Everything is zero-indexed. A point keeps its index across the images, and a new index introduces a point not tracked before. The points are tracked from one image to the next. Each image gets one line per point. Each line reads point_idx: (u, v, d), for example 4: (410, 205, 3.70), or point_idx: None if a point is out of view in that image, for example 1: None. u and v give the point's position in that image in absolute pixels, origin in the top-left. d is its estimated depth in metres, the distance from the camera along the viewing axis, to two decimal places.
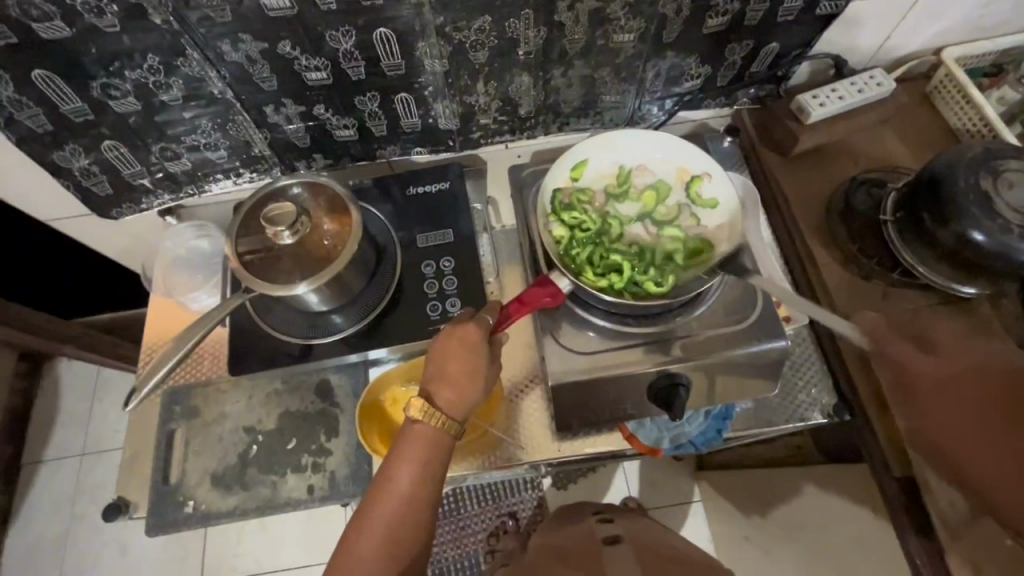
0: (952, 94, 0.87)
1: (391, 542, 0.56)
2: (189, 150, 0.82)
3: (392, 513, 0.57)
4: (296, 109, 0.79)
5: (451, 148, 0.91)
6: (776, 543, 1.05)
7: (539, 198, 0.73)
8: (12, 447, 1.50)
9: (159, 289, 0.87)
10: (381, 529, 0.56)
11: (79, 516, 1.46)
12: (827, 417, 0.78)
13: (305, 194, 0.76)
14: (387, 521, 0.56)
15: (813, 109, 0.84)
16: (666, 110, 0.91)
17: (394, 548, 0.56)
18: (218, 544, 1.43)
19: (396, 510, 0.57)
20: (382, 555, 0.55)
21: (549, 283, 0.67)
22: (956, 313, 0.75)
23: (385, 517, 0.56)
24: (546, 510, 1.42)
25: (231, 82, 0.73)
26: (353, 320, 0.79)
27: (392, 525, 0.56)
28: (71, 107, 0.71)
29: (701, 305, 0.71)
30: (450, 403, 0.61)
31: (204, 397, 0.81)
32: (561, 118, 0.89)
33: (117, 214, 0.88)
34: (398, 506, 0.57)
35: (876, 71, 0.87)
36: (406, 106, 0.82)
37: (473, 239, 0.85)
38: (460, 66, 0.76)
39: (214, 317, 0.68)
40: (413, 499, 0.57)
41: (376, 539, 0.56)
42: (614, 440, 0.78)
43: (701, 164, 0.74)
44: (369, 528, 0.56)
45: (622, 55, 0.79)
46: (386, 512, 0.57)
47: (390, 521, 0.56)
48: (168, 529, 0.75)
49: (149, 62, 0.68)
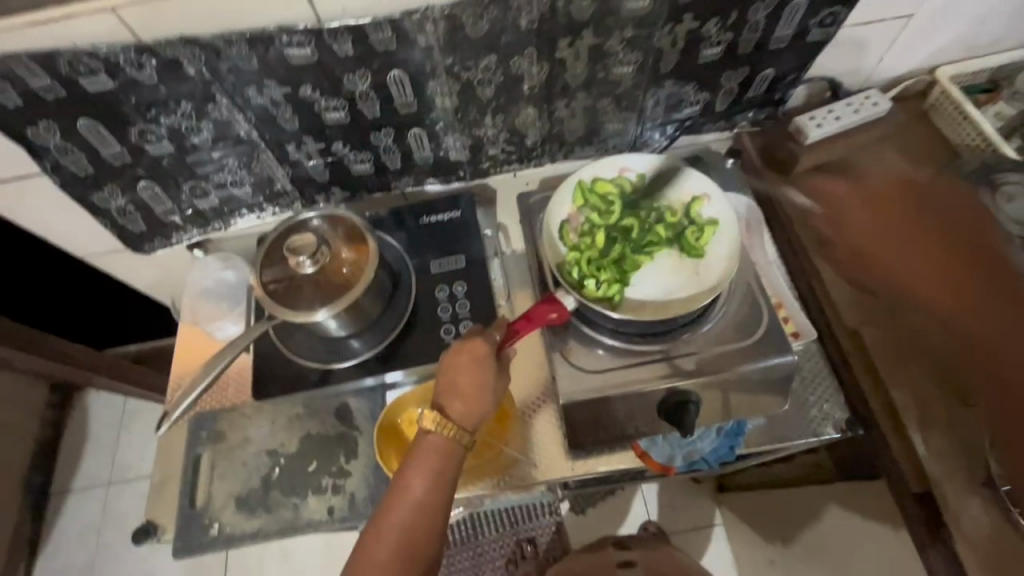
0: (950, 110, 0.89)
1: (403, 550, 0.57)
2: (216, 188, 0.87)
3: (406, 521, 0.58)
4: (315, 146, 0.84)
5: (462, 178, 0.95)
6: (801, 566, 1.03)
7: (545, 227, 0.76)
8: (42, 476, 1.54)
9: (187, 319, 0.91)
10: (395, 536, 0.58)
11: (107, 544, 1.49)
12: (841, 431, 0.78)
13: (325, 225, 0.80)
14: (403, 528, 0.58)
15: (811, 130, 0.88)
16: (668, 135, 0.94)
17: (408, 555, 0.57)
18: (238, 572, 1.44)
19: (410, 516, 0.58)
20: (397, 561, 0.57)
21: (555, 300, 0.69)
22: None
23: (399, 524, 0.58)
24: (564, 535, 1.41)
25: (256, 124, 0.78)
26: (371, 344, 0.82)
27: (406, 533, 0.58)
28: (111, 151, 0.77)
29: (707, 322, 0.73)
30: (461, 414, 0.63)
31: (229, 422, 0.84)
32: (566, 146, 0.93)
33: (150, 248, 0.93)
34: (412, 514, 0.58)
35: (871, 91, 0.90)
36: (419, 140, 0.86)
37: (484, 264, 0.88)
38: (469, 101, 0.81)
39: (240, 343, 0.72)
40: (426, 507, 0.59)
41: (392, 547, 0.57)
42: (627, 458, 0.79)
43: (699, 185, 0.78)
44: (385, 535, 0.57)
45: (623, 86, 0.83)
46: (402, 518, 0.58)
47: (403, 528, 0.58)
48: (194, 552, 0.77)
49: (182, 108, 0.74)
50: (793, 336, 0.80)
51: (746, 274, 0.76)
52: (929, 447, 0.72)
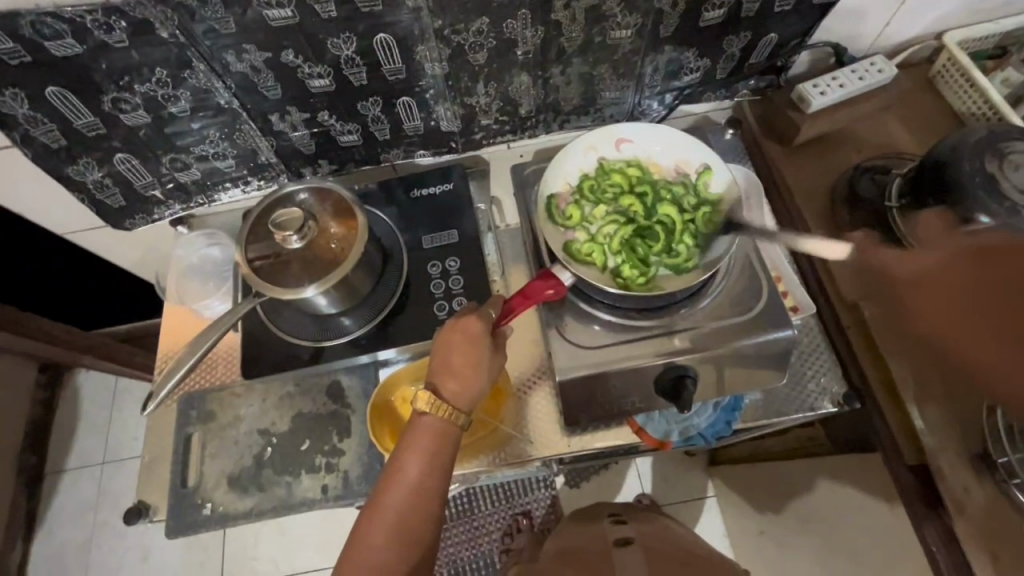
0: (955, 78, 0.86)
1: (400, 531, 0.57)
2: (198, 160, 0.84)
3: (401, 503, 0.57)
4: (301, 116, 0.81)
5: (454, 149, 0.93)
6: (791, 537, 1.05)
7: (538, 202, 0.74)
8: (33, 456, 1.53)
9: (172, 296, 0.88)
10: (390, 517, 0.57)
11: (102, 522, 1.49)
12: (838, 406, 0.77)
13: (311, 199, 0.77)
14: (398, 510, 0.57)
15: (813, 99, 0.83)
16: (666, 104, 0.91)
17: (403, 537, 0.57)
18: (236, 547, 1.45)
19: (406, 498, 0.58)
20: (394, 542, 0.56)
21: (551, 276, 0.67)
22: None
23: (394, 507, 0.57)
24: (560, 508, 1.42)
25: (236, 92, 0.75)
26: (362, 321, 0.80)
27: (402, 516, 0.57)
28: (84, 122, 0.73)
29: (705, 297, 0.71)
30: (456, 394, 0.61)
31: (218, 401, 0.82)
32: (561, 115, 0.90)
33: (131, 224, 0.90)
34: (407, 495, 0.58)
35: (877, 57, 0.86)
36: (408, 109, 0.83)
37: (477, 238, 0.86)
38: (460, 68, 0.77)
39: (227, 321, 0.69)
40: (422, 489, 0.58)
41: (387, 528, 0.56)
42: (623, 434, 0.79)
43: (701, 156, 0.75)
44: (380, 517, 0.57)
45: (620, 51, 0.79)
46: (397, 500, 0.57)
47: (399, 510, 0.57)
48: (187, 531, 0.77)
49: (157, 75, 0.70)
50: (793, 310, 0.79)
51: (746, 248, 0.75)
52: (926, 420, 0.72)
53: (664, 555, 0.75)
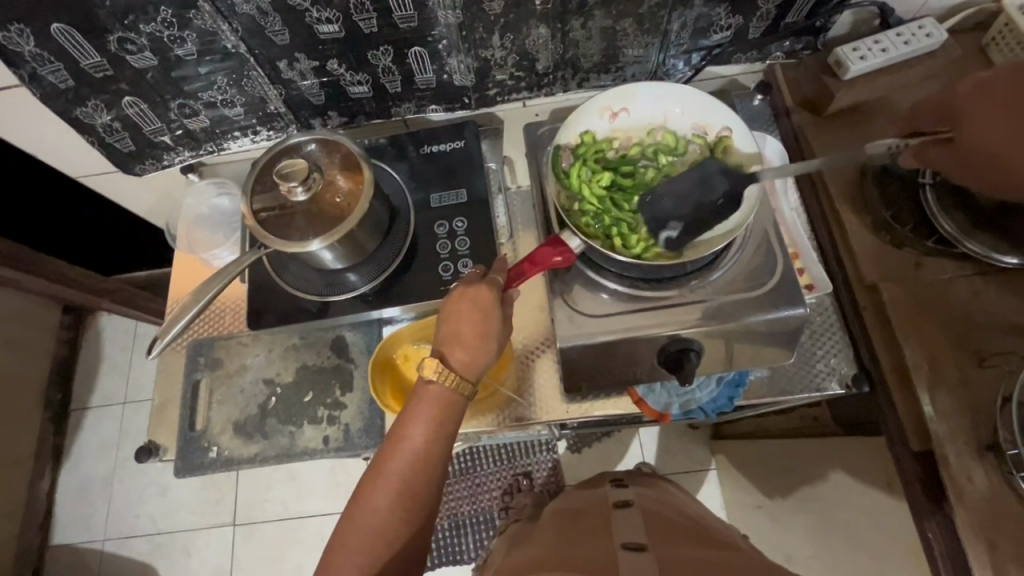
0: (1011, 46, 0.79)
1: (405, 498, 0.57)
2: (206, 107, 0.83)
3: (405, 471, 0.58)
4: (309, 64, 0.78)
5: (466, 106, 0.90)
6: (785, 513, 1.06)
7: (547, 159, 0.72)
8: (60, 393, 1.60)
9: (183, 246, 0.89)
10: (395, 484, 0.57)
11: (124, 459, 1.56)
12: (845, 387, 0.76)
13: (319, 151, 0.76)
14: (403, 477, 0.58)
15: (852, 65, 0.80)
16: (692, 65, 0.86)
17: (408, 504, 0.57)
18: (250, 488, 1.52)
19: (410, 465, 0.58)
20: (397, 509, 0.57)
21: (560, 242, 0.66)
22: (975, 288, 0.73)
23: (399, 473, 0.58)
24: (560, 471, 1.45)
25: (243, 36, 0.73)
26: (369, 277, 0.79)
27: (405, 482, 0.58)
28: (90, 62, 0.71)
29: (717, 269, 0.69)
30: (463, 363, 0.62)
31: (225, 349, 0.84)
32: (580, 73, 0.86)
33: (141, 171, 0.90)
34: (411, 462, 0.58)
35: (926, 19, 0.80)
36: (420, 60, 0.80)
37: (487, 200, 0.84)
38: (474, 17, 0.74)
39: (231, 270, 0.69)
40: (426, 456, 0.59)
41: (391, 494, 0.57)
42: (623, 403, 0.79)
43: (722, 121, 0.71)
44: (384, 483, 0.57)
45: (646, 4, 0.75)
46: (401, 467, 0.58)
47: (404, 478, 0.58)
48: (194, 471, 0.79)
49: (162, 15, 0.68)
50: (808, 288, 0.77)
51: (764, 220, 0.72)
52: (937, 407, 0.69)
53: (670, 507, 0.76)
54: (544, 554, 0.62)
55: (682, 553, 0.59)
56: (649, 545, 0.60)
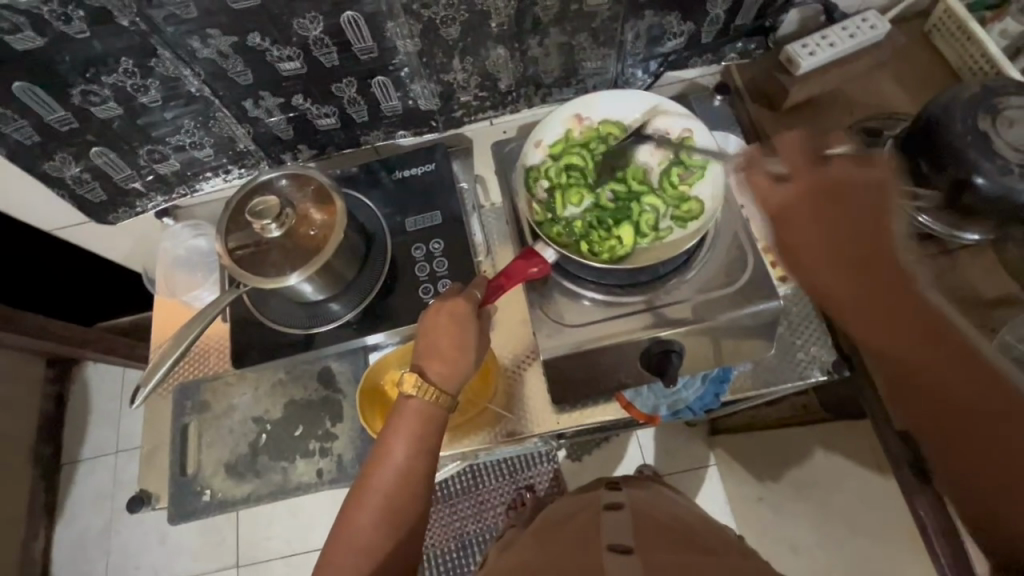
0: (953, 30, 0.82)
1: (389, 514, 0.58)
2: (175, 151, 0.83)
3: (389, 486, 0.58)
4: (275, 101, 0.79)
5: (435, 129, 0.91)
6: (785, 502, 1.06)
7: (516, 177, 0.73)
8: (49, 448, 1.57)
9: (162, 290, 0.88)
10: (378, 500, 0.58)
11: (119, 509, 1.53)
12: (827, 373, 0.78)
13: (290, 185, 0.76)
14: (387, 493, 0.58)
15: (803, 61, 0.82)
16: (651, 71, 0.88)
17: (394, 519, 0.58)
18: (250, 529, 1.49)
19: (394, 480, 0.58)
20: (382, 525, 0.57)
21: (534, 254, 0.67)
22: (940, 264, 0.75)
23: (383, 488, 0.58)
24: (562, 481, 1.44)
25: (206, 79, 0.74)
26: (349, 307, 0.80)
27: (389, 498, 0.58)
28: (55, 116, 0.72)
29: (691, 270, 0.70)
30: (443, 377, 0.62)
31: (212, 391, 0.84)
32: (543, 88, 0.88)
33: (115, 219, 0.90)
34: (394, 476, 0.59)
35: (870, 12, 0.83)
36: (384, 88, 0.81)
37: (461, 219, 0.85)
38: (433, 44, 0.75)
39: (210, 312, 0.70)
40: (409, 471, 0.59)
41: (376, 511, 0.57)
42: (612, 409, 0.79)
43: (683, 123, 0.72)
44: (368, 500, 0.58)
45: (598, 18, 0.77)
46: (385, 483, 0.58)
47: (387, 495, 0.58)
48: (189, 517, 0.79)
49: (124, 65, 0.69)
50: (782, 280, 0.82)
51: (733, 219, 0.73)
52: None
53: (663, 509, 0.76)
54: (534, 557, 0.63)
55: (672, 554, 0.58)
56: (636, 548, 0.60)
